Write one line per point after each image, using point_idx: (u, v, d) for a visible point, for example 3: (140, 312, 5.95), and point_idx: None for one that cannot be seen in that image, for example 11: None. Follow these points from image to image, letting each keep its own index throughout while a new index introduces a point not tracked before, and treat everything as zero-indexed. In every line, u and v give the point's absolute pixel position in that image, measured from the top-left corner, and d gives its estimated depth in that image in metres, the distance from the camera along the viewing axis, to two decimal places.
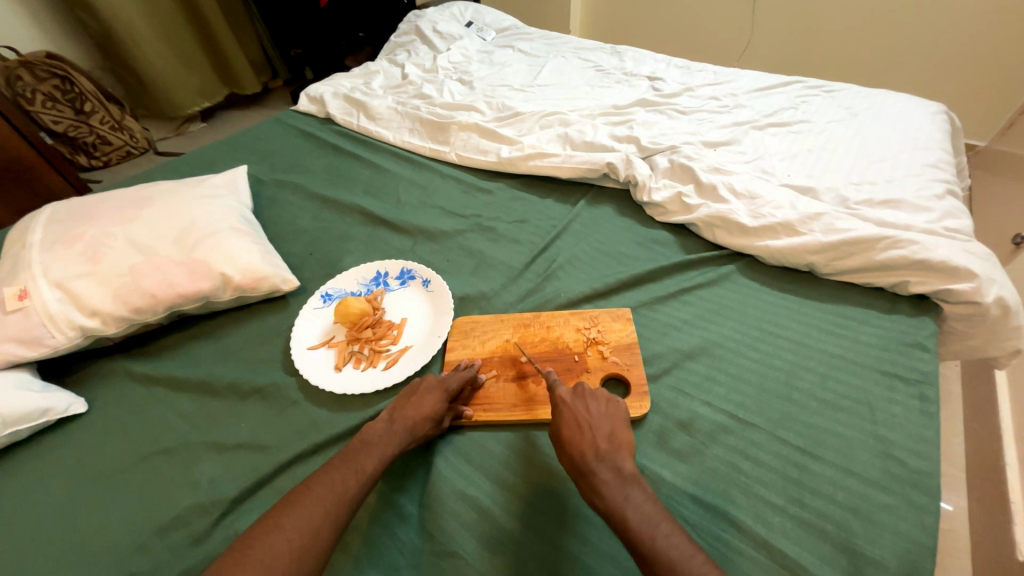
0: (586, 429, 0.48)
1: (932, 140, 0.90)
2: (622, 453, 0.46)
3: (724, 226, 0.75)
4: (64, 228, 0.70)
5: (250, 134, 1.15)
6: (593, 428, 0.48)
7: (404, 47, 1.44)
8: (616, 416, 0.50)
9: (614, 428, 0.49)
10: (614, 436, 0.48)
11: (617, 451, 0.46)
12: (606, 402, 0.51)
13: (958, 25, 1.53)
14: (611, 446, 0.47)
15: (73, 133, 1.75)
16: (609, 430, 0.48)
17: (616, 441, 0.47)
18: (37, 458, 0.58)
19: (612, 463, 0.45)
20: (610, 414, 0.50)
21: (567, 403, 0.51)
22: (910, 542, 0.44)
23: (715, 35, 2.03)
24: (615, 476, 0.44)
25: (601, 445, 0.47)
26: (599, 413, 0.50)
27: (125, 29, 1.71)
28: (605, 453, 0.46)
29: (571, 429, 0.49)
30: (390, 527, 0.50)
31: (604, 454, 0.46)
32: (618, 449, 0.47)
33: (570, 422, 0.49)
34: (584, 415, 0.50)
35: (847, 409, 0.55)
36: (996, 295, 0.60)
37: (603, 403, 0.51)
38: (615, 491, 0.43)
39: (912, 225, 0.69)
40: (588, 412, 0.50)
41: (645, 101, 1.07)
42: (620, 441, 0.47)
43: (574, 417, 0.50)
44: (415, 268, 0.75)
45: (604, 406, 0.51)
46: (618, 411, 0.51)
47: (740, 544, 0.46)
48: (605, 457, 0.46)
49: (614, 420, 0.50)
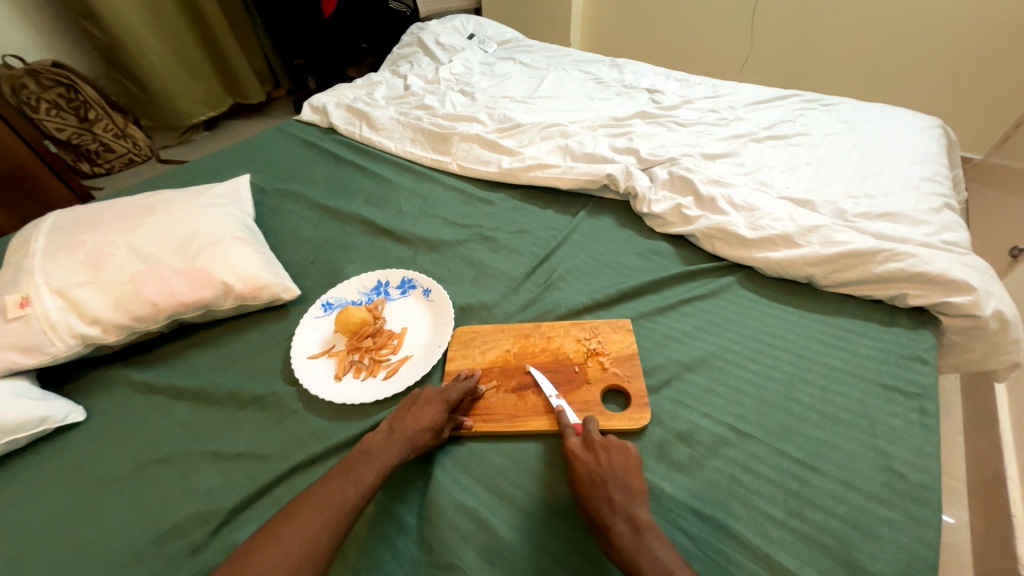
0: (599, 481, 0.48)
1: (929, 153, 0.91)
2: (637, 502, 0.46)
3: (723, 238, 0.75)
4: (67, 237, 0.70)
5: (252, 143, 1.16)
6: (606, 478, 0.48)
7: (406, 58, 1.46)
8: (629, 464, 0.49)
9: (627, 477, 0.48)
10: (628, 486, 0.47)
11: (631, 501, 0.46)
12: (619, 449, 0.50)
13: (951, 41, 1.56)
14: (625, 497, 0.46)
15: (76, 140, 1.75)
16: (622, 479, 0.47)
17: (631, 491, 0.46)
18: (34, 466, 0.58)
19: (626, 513, 0.45)
20: (623, 462, 0.49)
21: (579, 456, 0.50)
22: (911, 557, 0.44)
23: (714, 48, 2.06)
24: (629, 527, 0.43)
25: (615, 497, 0.46)
26: (612, 462, 0.49)
27: (132, 39, 1.74)
28: (619, 504, 0.45)
29: (584, 482, 0.48)
30: (389, 538, 0.50)
31: (618, 506, 0.45)
32: (632, 499, 0.46)
33: (582, 475, 0.48)
34: (595, 466, 0.49)
35: (846, 422, 0.55)
36: (994, 308, 0.60)
37: (617, 450, 0.50)
38: (631, 543, 0.42)
39: (910, 238, 0.69)
40: (601, 461, 0.49)
41: (645, 113, 1.09)
42: (634, 491, 0.47)
43: (586, 469, 0.49)
44: (416, 277, 0.75)
45: (616, 454, 0.50)
46: (631, 458, 0.50)
47: (740, 558, 0.46)
48: (620, 509, 0.45)
49: (628, 468, 0.49)
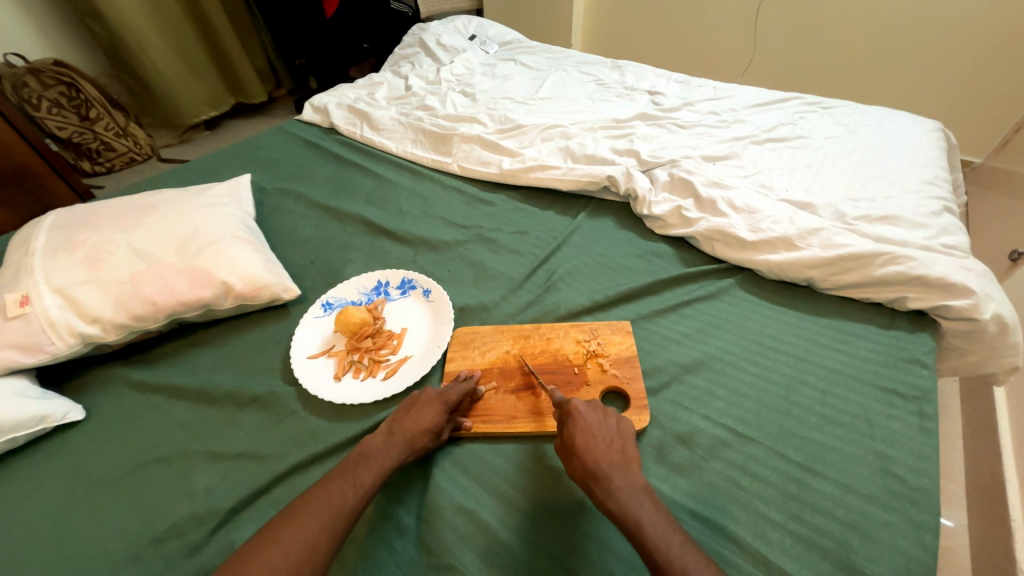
0: (599, 438, 0.48)
1: (930, 157, 0.91)
2: (633, 465, 0.46)
3: (723, 240, 0.76)
4: (67, 236, 0.70)
5: (253, 143, 1.16)
6: (606, 438, 0.48)
7: (407, 59, 1.46)
8: (624, 431, 0.50)
9: (624, 442, 0.48)
10: (625, 449, 0.47)
11: (629, 462, 0.46)
12: (616, 417, 0.51)
13: (951, 45, 1.57)
14: (623, 456, 0.46)
15: (77, 139, 1.76)
16: (620, 442, 0.48)
17: (628, 454, 0.47)
18: (32, 465, 0.58)
19: (625, 472, 0.45)
20: (620, 428, 0.50)
21: (580, 413, 0.50)
22: (910, 560, 0.44)
23: (716, 49, 2.05)
24: (628, 484, 0.44)
25: (614, 456, 0.46)
26: (610, 426, 0.50)
27: (135, 40, 1.74)
28: (619, 462, 0.45)
29: (585, 435, 0.48)
30: (388, 540, 0.50)
31: (618, 463, 0.45)
32: (629, 461, 0.46)
33: (583, 430, 0.48)
34: (595, 425, 0.49)
35: (846, 425, 0.55)
36: (993, 312, 0.60)
37: (613, 418, 0.51)
38: (630, 497, 0.43)
39: (909, 241, 0.69)
40: (600, 424, 0.50)
41: (645, 115, 1.09)
42: (631, 455, 0.47)
43: (586, 425, 0.49)
44: (416, 278, 0.75)
45: (614, 421, 0.51)
46: (626, 426, 0.50)
47: (739, 560, 0.46)
48: (619, 465, 0.45)
49: (624, 434, 0.49)
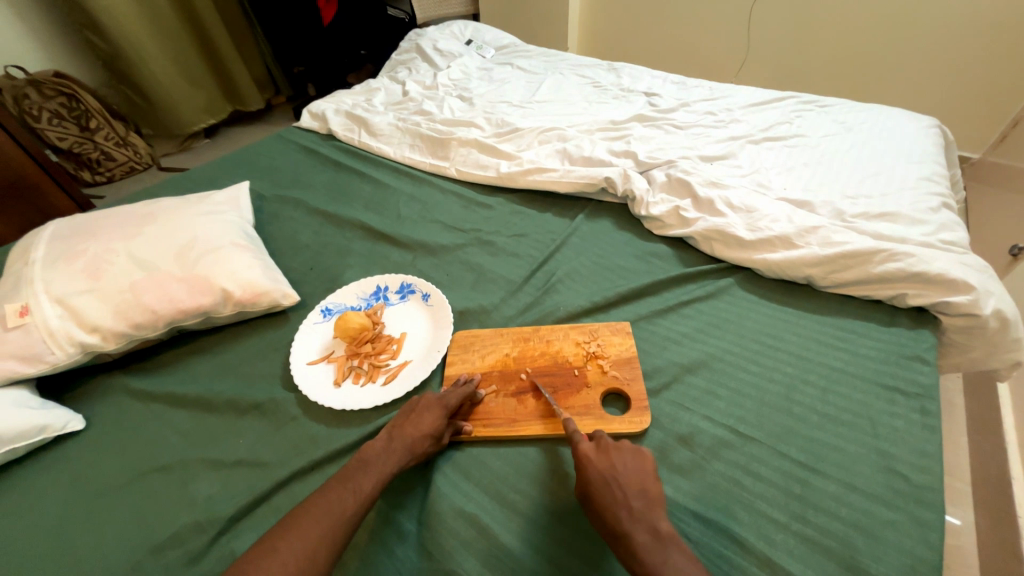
0: (615, 485, 0.45)
1: (926, 153, 0.91)
2: (656, 510, 0.43)
3: (722, 239, 0.75)
4: (67, 245, 0.71)
5: (252, 151, 1.17)
6: (622, 483, 0.45)
7: (405, 64, 1.47)
8: (644, 467, 0.47)
9: (645, 482, 0.45)
10: (645, 492, 0.45)
11: (651, 508, 0.43)
12: (633, 454, 0.48)
13: (944, 42, 1.58)
14: (644, 503, 0.44)
15: (77, 149, 1.76)
16: (639, 485, 0.45)
17: (649, 497, 0.44)
18: (32, 475, 0.57)
19: (647, 522, 0.42)
20: (638, 467, 0.47)
21: (591, 459, 0.48)
22: (915, 559, 0.44)
23: (712, 50, 2.06)
24: (651, 537, 0.41)
25: (634, 505, 0.44)
26: (626, 466, 0.47)
27: (134, 51, 1.75)
28: (639, 512, 0.43)
29: (599, 486, 0.46)
30: (389, 545, 0.49)
31: (637, 513, 0.43)
32: (651, 506, 0.44)
33: (597, 479, 0.46)
34: (610, 471, 0.47)
35: (848, 423, 0.54)
36: (993, 307, 0.60)
37: (630, 454, 0.48)
38: (653, 554, 0.40)
39: (908, 237, 0.69)
40: (616, 466, 0.47)
41: (642, 116, 1.09)
42: (652, 497, 0.44)
43: (600, 474, 0.47)
44: (415, 282, 0.75)
45: (630, 459, 0.48)
46: (645, 461, 0.48)
47: (743, 562, 0.45)
48: (639, 516, 0.43)
49: (643, 473, 0.46)
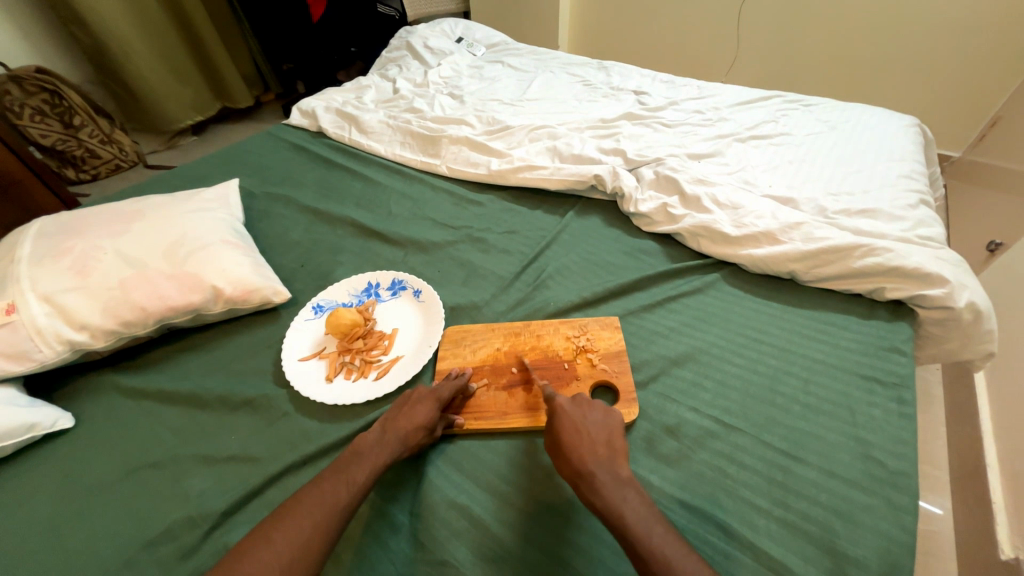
0: (584, 432, 0.49)
1: (907, 151, 0.93)
2: (619, 458, 0.47)
3: (708, 235, 0.77)
4: (53, 242, 0.70)
5: (242, 148, 1.16)
6: (591, 433, 0.49)
7: (395, 62, 1.47)
8: (612, 424, 0.51)
9: (610, 435, 0.49)
10: (611, 443, 0.48)
11: (615, 457, 0.47)
12: (602, 411, 0.52)
13: (925, 44, 1.62)
14: (609, 452, 0.47)
15: (61, 147, 1.73)
16: (606, 437, 0.49)
17: (614, 447, 0.48)
18: (20, 474, 0.57)
19: (610, 466, 0.46)
20: (606, 421, 0.51)
21: (565, 409, 0.51)
22: (890, 541, 0.45)
23: (701, 51, 2.09)
24: (613, 479, 0.44)
25: (599, 450, 0.47)
26: (596, 420, 0.51)
27: (119, 46, 1.73)
28: (604, 458, 0.46)
29: (569, 432, 0.49)
30: (382, 538, 0.50)
31: (602, 458, 0.46)
32: (615, 455, 0.47)
33: (568, 426, 0.50)
34: (581, 421, 0.50)
35: (828, 412, 0.56)
36: (967, 300, 0.62)
37: (601, 411, 0.52)
38: (613, 492, 0.43)
39: (887, 233, 0.71)
40: (586, 418, 0.51)
41: (631, 115, 1.10)
42: (617, 447, 0.48)
43: (571, 422, 0.50)
44: (407, 278, 0.76)
45: (601, 415, 0.52)
46: (613, 419, 0.51)
47: (728, 547, 0.47)
48: (604, 461, 0.46)
49: (610, 427, 0.50)
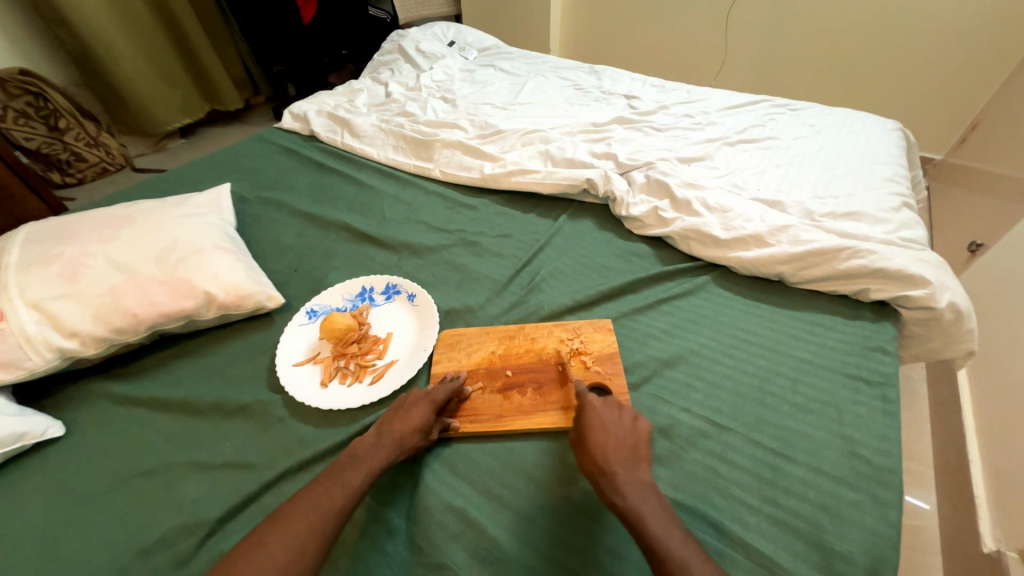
0: (612, 434, 0.50)
1: (890, 155, 0.95)
2: (643, 462, 0.48)
3: (699, 239, 0.78)
4: (42, 249, 0.69)
5: (233, 152, 1.15)
6: (618, 436, 0.50)
7: (387, 65, 1.47)
8: (639, 429, 0.51)
9: (638, 439, 0.50)
10: (637, 446, 0.49)
11: (640, 461, 0.48)
12: (632, 415, 0.53)
13: (906, 49, 1.66)
14: (634, 455, 0.48)
15: (46, 150, 1.70)
16: (632, 440, 0.50)
17: (640, 450, 0.49)
18: (10, 484, 0.56)
19: (633, 468, 0.47)
20: (635, 426, 0.51)
21: (594, 410, 0.52)
22: (876, 536, 0.47)
23: (690, 55, 2.12)
24: (635, 480, 0.45)
25: (625, 453, 0.48)
26: (624, 423, 0.52)
27: (105, 49, 1.71)
28: (628, 460, 0.47)
29: (597, 431, 0.50)
30: (379, 542, 0.50)
31: (625, 460, 0.47)
32: (640, 459, 0.48)
33: (596, 425, 0.51)
34: (609, 423, 0.51)
35: (815, 411, 0.57)
36: (948, 300, 0.64)
37: (630, 416, 0.53)
38: (633, 492, 0.44)
39: (871, 235, 0.73)
40: (615, 421, 0.52)
41: (622, 119, 1.12)
42: (642, 451, 0.49)
43: (600, 422, 0.51)
44: (401, 282, 0.76)
45: (629, 419, 0.52)
46: (642, 424, 0.52)
47: (720, 545, 0.48)
48: (627, 463, 0.47)
49: (639, 432, 0.51)
